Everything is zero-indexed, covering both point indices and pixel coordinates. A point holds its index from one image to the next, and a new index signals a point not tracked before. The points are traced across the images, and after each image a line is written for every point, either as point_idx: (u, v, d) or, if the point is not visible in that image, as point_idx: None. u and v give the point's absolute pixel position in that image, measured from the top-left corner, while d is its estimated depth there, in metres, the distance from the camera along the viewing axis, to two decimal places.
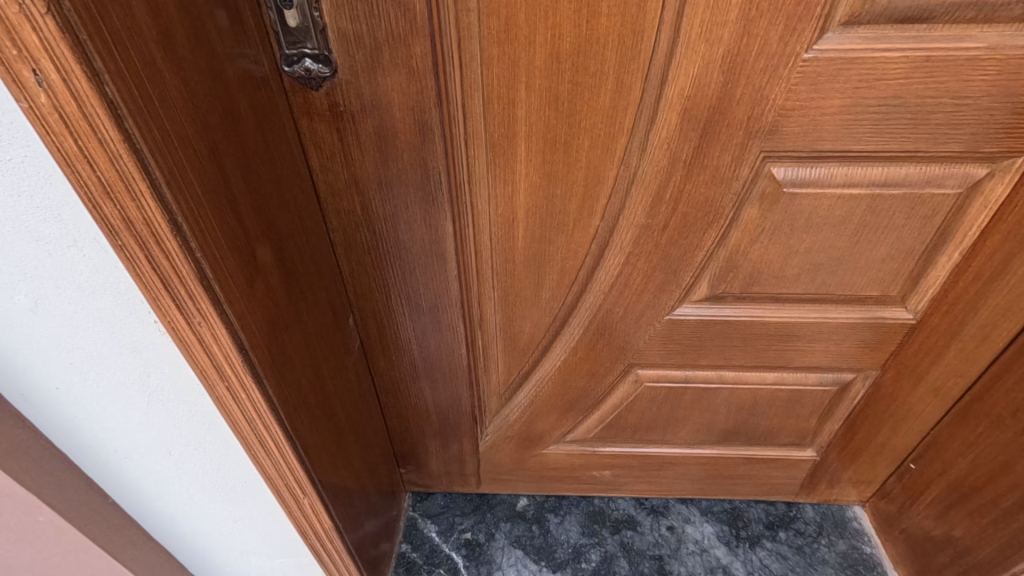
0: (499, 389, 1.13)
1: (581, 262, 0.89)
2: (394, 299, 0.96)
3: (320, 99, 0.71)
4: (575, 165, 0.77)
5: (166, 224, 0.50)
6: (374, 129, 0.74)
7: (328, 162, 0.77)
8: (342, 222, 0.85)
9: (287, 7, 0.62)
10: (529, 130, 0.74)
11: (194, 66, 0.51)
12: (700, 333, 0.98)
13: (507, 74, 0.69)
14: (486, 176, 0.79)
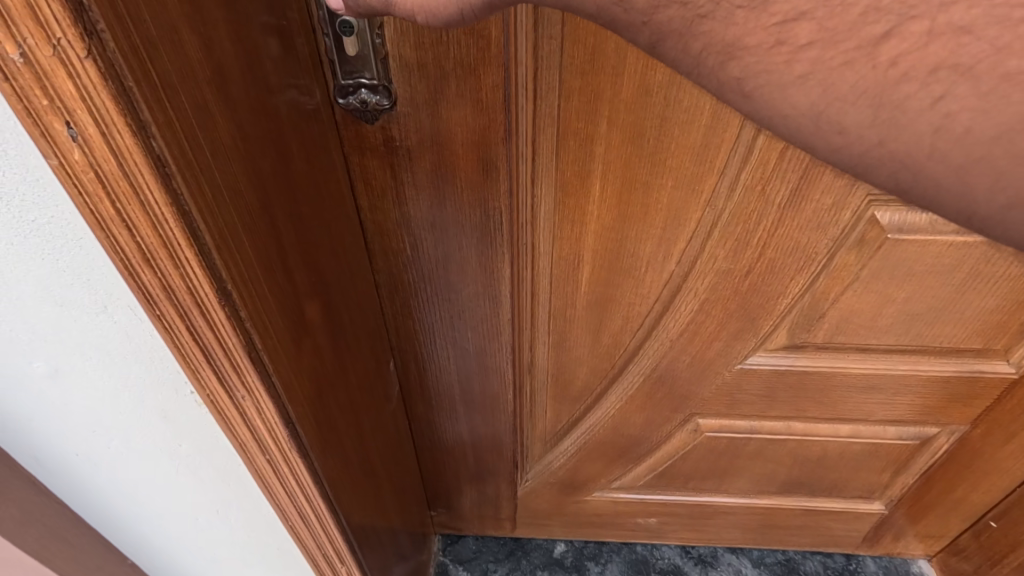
0: (545, 433, 1.05)
1: (648, 308, 0.81)
2: (438, 342, 0.87)
3: (373, 135, 0.63)
4: (652, 204, 0.69)
5: (213, 293, 0.42)
6: (431, 167, 0.66)
7: (377, 201, 0.70)
8: (388, 264, 0.77)
9: (349, 33, 0.54)
10: (604, 167, 0.66)
11: (245, 108, 0.44)
12: (773, 384, 0.90)
13: (588, 106, 0.61)
14: (550, 214, 0.71)
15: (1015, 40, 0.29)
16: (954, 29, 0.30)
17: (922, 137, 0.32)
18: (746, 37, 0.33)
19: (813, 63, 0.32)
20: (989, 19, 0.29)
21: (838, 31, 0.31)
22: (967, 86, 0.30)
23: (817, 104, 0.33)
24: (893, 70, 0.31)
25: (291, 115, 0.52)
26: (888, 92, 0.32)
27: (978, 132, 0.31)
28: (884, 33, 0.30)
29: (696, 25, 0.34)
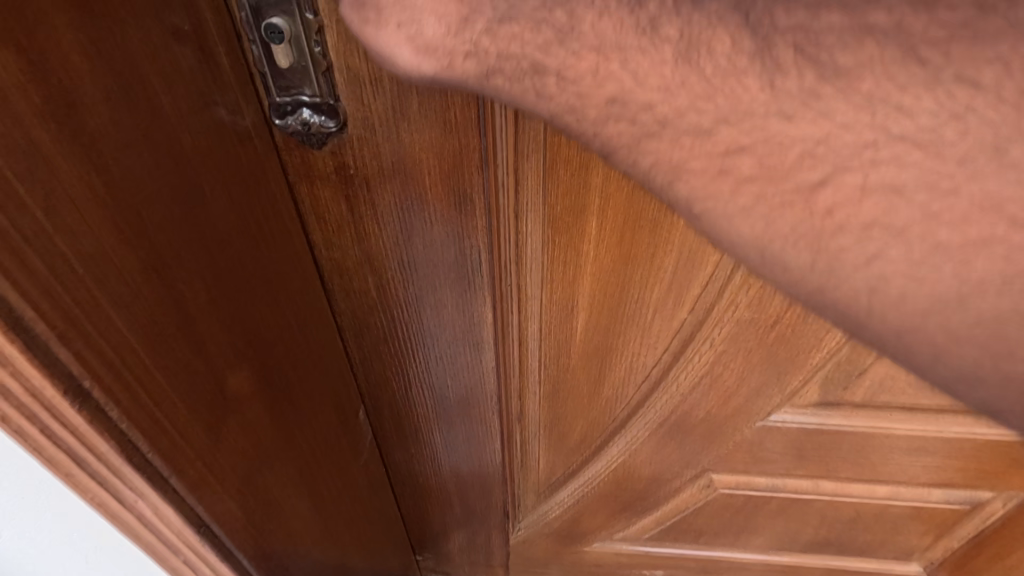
0: (539, 484, 0.93)
1: (655, 359, 0.69)
2: (416, 390, 0.75)
3: (325, 162, 0.51)
4: (630, 304, 0.63)
5: (58, 391, 0.32)
6: (394, 197, 0.53)
7: (336, 236, 0.57)
8: (353, 306, 0.65)
9: (278, 40, 0.42)
10: (586, 262, 0.60)
11: (114, 141, 0.32)
12: (801, 442, 0.77)
13: (572, 212, 0.56)
14: (540, 287, 0.63)
15: (942, 208, 0.31)
16: (887, 186, 0.32)
17: (867, 284, 0.34)
18: (691, 160, 0.35)
19: (757, 196, 0.34)
20: (923, 182, 0.31)
21: (776, 173, 0.34)
22: (899, 250, 0.33)
23: (762, 237, 0.35)
24: (828, 220, 0.33)
25: (204, 142, 0.40)
26: (824, 239, 0.34)
27: (913, 301, 0.33)
28: (820, 181, 0.33)
29: (645, 142, 0.36)
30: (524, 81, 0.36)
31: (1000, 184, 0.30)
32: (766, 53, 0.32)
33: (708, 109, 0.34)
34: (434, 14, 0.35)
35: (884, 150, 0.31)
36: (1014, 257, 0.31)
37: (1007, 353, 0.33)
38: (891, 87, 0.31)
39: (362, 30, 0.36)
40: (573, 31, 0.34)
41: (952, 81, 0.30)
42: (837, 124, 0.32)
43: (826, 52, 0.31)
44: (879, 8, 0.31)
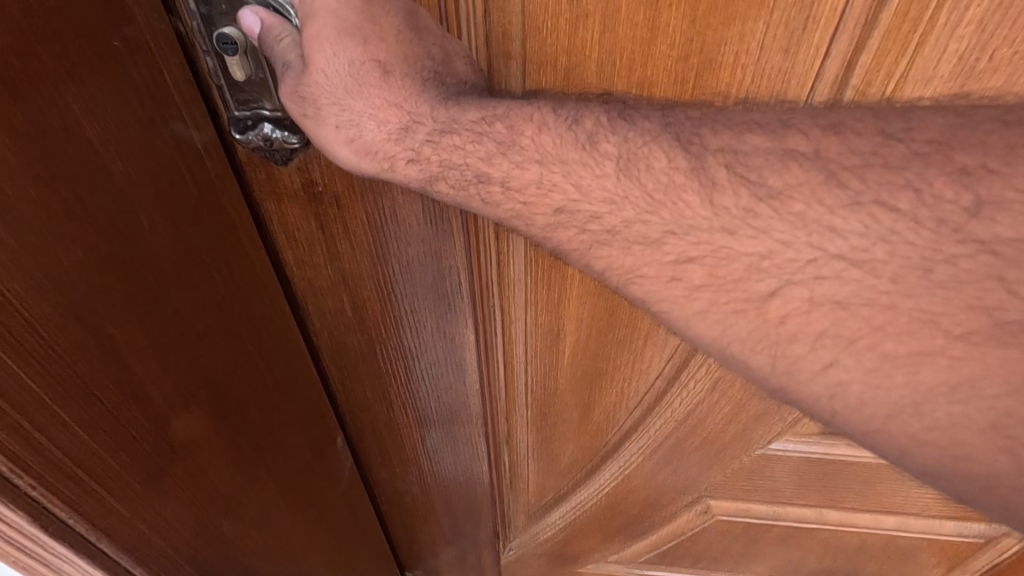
0: (530, 505, 0.74)
1: (636, 403, 0.55)
2: (412, 439, 0.61)
3: (289, 177, 0.35)
4: (603, 377, 0.53)
5: (91, 539, 0.25)
6: (365, 220, 0.38)
7: (304, 254, 0.40)
8: (338, 351, 0.50)
9: (232, 52, 0.28)
10: (558, 333, 0.49)
11: (128, 221, 0.25)
12: (804, 471, 0.62)
13: (540, 290, 0.45)
14: (528, 342, 0.50)
15: (889, 322, 0.24)
16: (830, 302, 0.24)
17: (816, 400, 0.25)
18: (643, 267, 0.27)
19: (712, 302, 0.26)
20: (859, 298, 0.24)
21: (724, 281, 0.26)
22: (851, 359, 0.24)
23: (719, 340, 0.27)
24: (783, 329, 0.25)
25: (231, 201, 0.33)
26: (778, 346, 0.25)
27: (877, 404, 0.24)
28: (769, 292, 0.25)
29: (595, 248, 0.27)
30: (471, 187, 0.28)
31: (937, 299, 0.23)
32: (701, 172, 0.26)
33: (653, 220, 0.26)
34: (375, 116, 0.28)
35: (825, 269, 0.24)
36: (968, 379, 0.23)
37: (976, 464, 0.24)
38: (822, 209, 0.24)
39: (305, 123, 0.28)
40: (514, 144, 0.27)
41: (874, 205, 0.24)
42: (776, 240, 0.25)
43: (757, 170, 0.25)
44: (792, 130, 0.25)
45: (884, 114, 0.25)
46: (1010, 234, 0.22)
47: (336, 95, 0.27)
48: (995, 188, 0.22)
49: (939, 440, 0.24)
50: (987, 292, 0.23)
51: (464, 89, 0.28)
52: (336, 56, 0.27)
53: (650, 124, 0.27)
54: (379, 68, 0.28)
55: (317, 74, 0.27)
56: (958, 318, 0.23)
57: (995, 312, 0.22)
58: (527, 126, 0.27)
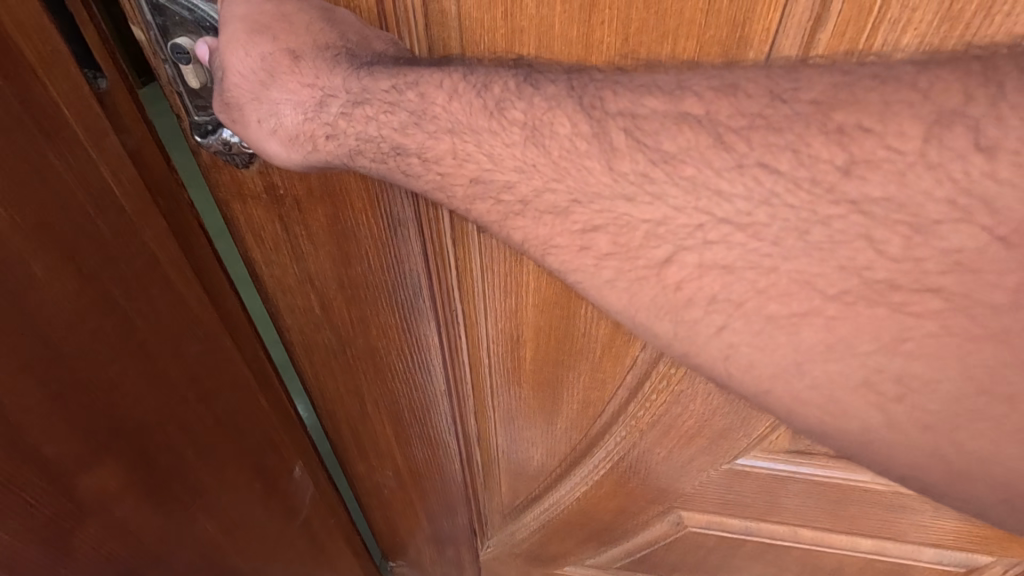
0: (504, 506, 0.51)
1: (606, 403, 0.36)
2: (392, 446, 0.47)
3: (253, 181, 0.29)
4: (571, 379, 0.35)
5: None
6: (327, 223, 0.30)
7: (272, 254, 0.32)
8: (309, 353, 0.40)
9: (186, 62, 0.24)
10: (519, 336, 0.33)
11: (22, 280, 0.21)
12: (777, 488, 0.39)
13: (503, 290, 0.31)
14: (496, 346, 0.35)
15: (773, 285, 0.17)
16: (716, 266, 0.17)
17: (711, 370, 0.19)
18: (555, 237, 0.19)
19: (613, 273, 0.19)
20: (749, 260, 0.17)
21: (626, 252, 0.18)
22: (751, 331, 0.17)
23: (627, 313, 0.19)
24: (679, 298, 0.18)
25: (184, 224, 0.28)
26: (674, 313, 0.18)
27: (780, 391, 0.18)
28: (664, 260, 0.18)
29: (502, 224, 0.20)
30: (389, 163, 0.20)
31: (825, 264, 0.16)
32: (597, 138, 0.18)
33: (559, 190, 0.19)
34: (296, 101, 0.21)
35: (712, 235, 0.17)
36: (842, 339, 0.16)
37: (851, 420, 0.17)
38: (709, 173, 0.17)
39: (234, 128, 0.22)
40: (426, 114, 0.19)
41: (757, 163, 0.16)
42: (669, 207, 0.17)
43: (649, 134, 0.17)
44: (688, 91, 0.17)
45: (778, 70, 0.17)
46: (879, 193, 0.15)
47: (253, 91, 0.21)
48: (867, 148, 0.15)
49: (818, 398, 0.18)
50: (858, 251, 0.16)
51: (378, 59, 0.20)
52: (247, 56, 0.21)
53: (555, 90, 0.18)
54: (293, 56, 0.21)
55: (233, 76, 0.21)
56: (829, 276, 0.16)
57: (864, 272, 0.16)
58: (428, 92, 0.19)
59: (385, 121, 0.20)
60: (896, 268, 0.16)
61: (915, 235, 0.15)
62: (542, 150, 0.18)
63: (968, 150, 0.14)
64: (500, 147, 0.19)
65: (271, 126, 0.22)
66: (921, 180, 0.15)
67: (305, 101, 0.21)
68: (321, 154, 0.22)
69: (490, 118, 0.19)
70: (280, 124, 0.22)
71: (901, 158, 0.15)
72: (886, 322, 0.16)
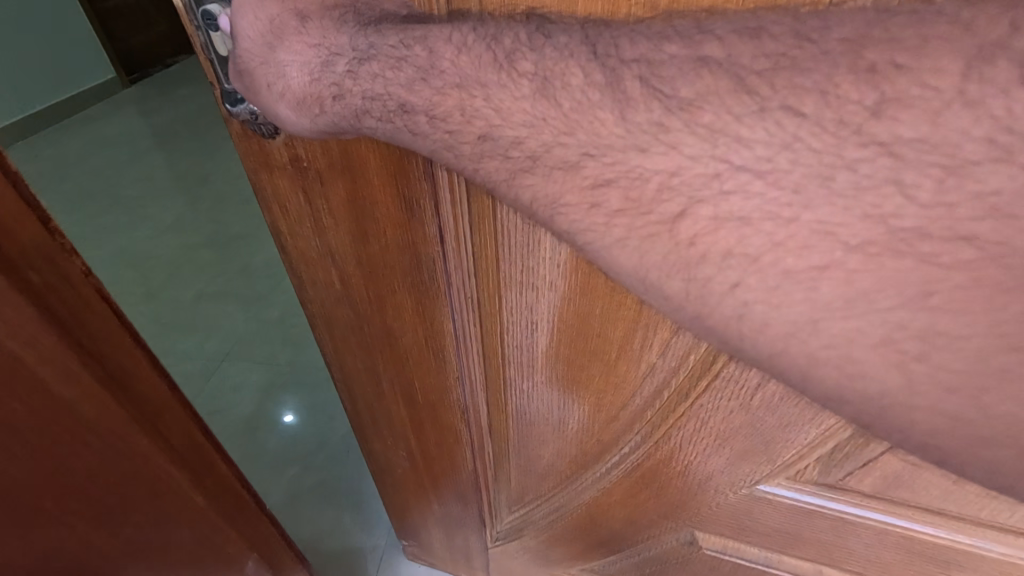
0: (511, 500, 0.50)
1: (621, 404, 0.35)
2: (406, 429, 0.47)
3: (279, 153, 0.29)
4: (584, 377, 0.34)
5: None
6: (347, 196, 0.30)
7: (296, 226, 0.33)
8: (329, 324, 0.40)
9: (215, 29, 0.23)
10: (537, 328, 0.32)
11: None
12: (802, 520, 0.36)
13: (522, 282, 0.30)
14: (512, 337, 0.34)
15: (791, 238, 0.16)
16: (732, 220, 0.17)
17: (726, 333, 0.18)
18: (566, 194, 0.19)
19: (626, 230, 0.18)
20: (769, 213, 0.16)
21: (641, 206, 0.18)
22: (768, 290, 0.17)
23: (642, 276, 0.19)
24: (694, 256, 0.17)
25: (80, 299, 0.28)
26: (688, 271, 0.18)
27: (796, 351, 0.17)
28: (678, 214, 0.17)
29: (512, 182, 0.19)
30: (395, 122, 0.20)
31: (847, 214, 0.15)
32: (611, 86, 0.17)
33: (571, 143, 0.18)
34: (302, 63, 0.21)
35: (729, 184, 0.16)
36: (864, 292, 0.16)
37: (869, 382, 0.17)
38: (729, 119, 0.16)
39: (249, 95, 0.22)
40: (434, 69, 0.19)
41: (781, 109, 0.15)
42: (685, 157, 0.17)
43: (666, 79, 0.16)
44: (708, 36, 0.17)
45: (806, 13, 0.16)
46: (912, 134, 0.14)
47: (261, 54, 0.21)
48: (901, 86, 0.14)
49: (835, 357, 0.17)
50: (884, 197, 0.15)
51: (384, 18, 0.20)
52: (256, 19, 0.21)
53: (569, 40, 0.18)
54: (300, 17, 0.20)
55: (244, 40, 0.21)
56: (851, 225, 0.15)
57: (891, 220, 0.15)
58: (437, 46, 0.18)
59: (389, 79, 0.19)
60: (925, 215, 0.15)
61: (949, 178, 0.14)
62: (552, 102, 0.18)
63: (1012, 85, 0.13)
64: (510, 100, 0.18)
65: (283, 90, 0.21)
66: (958, 119, 0.14)
67: (309, 63, 0.21)
68: (326, 115, 0.21)
69: (500, 70, 0.18)
70: (283, 83, 0.21)
71: (936, 95, 0.14)
72: (914, 275, 0.15)
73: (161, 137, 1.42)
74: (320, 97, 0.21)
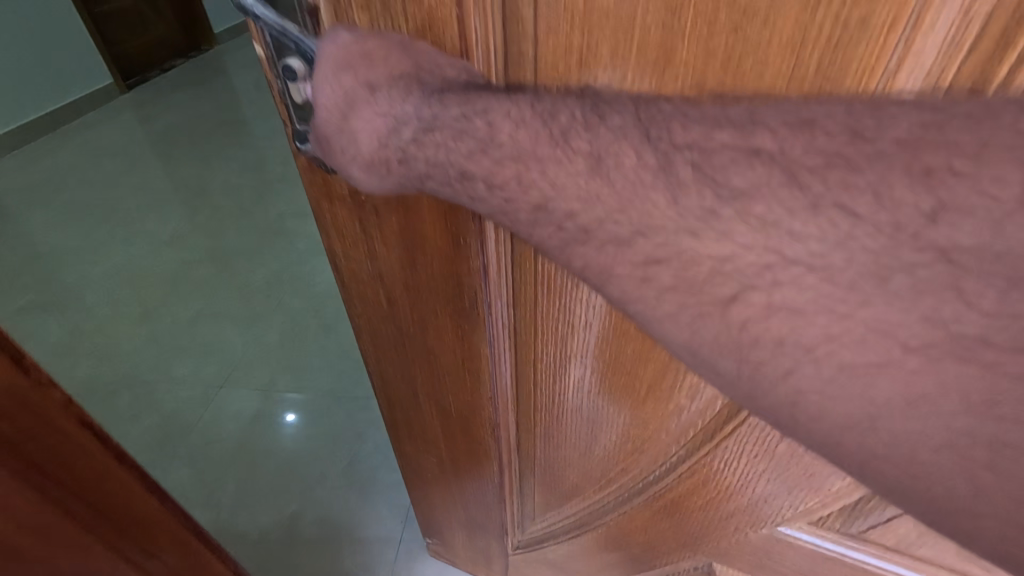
0: (533, 513, 0.51)
1: (647, 438, 0.35)
2: (438, 435, 0.47)
3: (339, 185, 0.30)
4: (614, 412, 0.35)
5: None
6: (399, 229, 0.31)
7: (350, 249, 0.34)
8: (374, 338, 0.40)
9: (292, 80, 0.23)
10: (574, 365, 0.34)
11: None
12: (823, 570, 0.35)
13: (560, 320, 0.31)
14: (550, 371, 0.35)
15: (849, 335, 0.16)
16: (785, 309, 0.17)
17: (776, 412, 0.18)
18: (617, 266, 0.19)
19: (676, 308, 0.18)
20: (826, 305, 0.16)
21: (692, 287, 0.18)
22: (825, 381, 0.17)
23: (692, 350, 0.19)
24: (747, 339, 0.17)
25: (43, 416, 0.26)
26: (739, 352, 0.18)
27: (855, 444, 0.17)
28: (730, 298, 0.17)
29: (562, 253, 0.20)
30: (455, 187, 0.21)
31: (910, 315, 0.15)
32: (663, 171, 0.17)
33: (623, 224, 0.18)
34: (371, 130, 0.22)
35: (782, 275, 0.16)
36: (927, 396, 0.15)
37: (936, 485, 0.16)
38: (782, 212, 0.16)
39: (324, 155, 0.24)
40: (494, 142, 0.20)
41: (835, 206, 0.16)
42: (737, 246, 0.17)
43: (719, 170, 0.17)
44: (761, 127, 0.17)
45: (861, 105, 0.16)
46: (971, 242, 0.14)
47: (336, 122, 0.23)
48: (958, 193, 0.14)
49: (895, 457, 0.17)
50: (944, 300, 0.15)
51: (448, 86, 0.21)
52: (331, 92, 0.22)
53: (623, 121, 0.18)
54: (370, 88, 0.22)
55: (320, 111, 0.23)
56: (909, 327, 0.15)
57: (953, 325, 0.15)
58: (496, 120, 0.20)
59: (450, 150, 0.21)
60: (990, 323, 0.14)
61: (1013, 289, 0.14)
62: (604, 182, 0.18)
63: None
64: (566, 177, 0.19)
65: (354, 153, 0.23)
66: (1019, 230, 0.14)
67: (379, 131, 0.22)
68: (390, 174, 0.23)
69: (555, 145, 0.19)
70: (355, 150, 0.23)
71: (996, 205, 0.14)
72: (980, 383, 0.15)
73: (158, 148, 1.52)
74: (387, 160, 0.23)
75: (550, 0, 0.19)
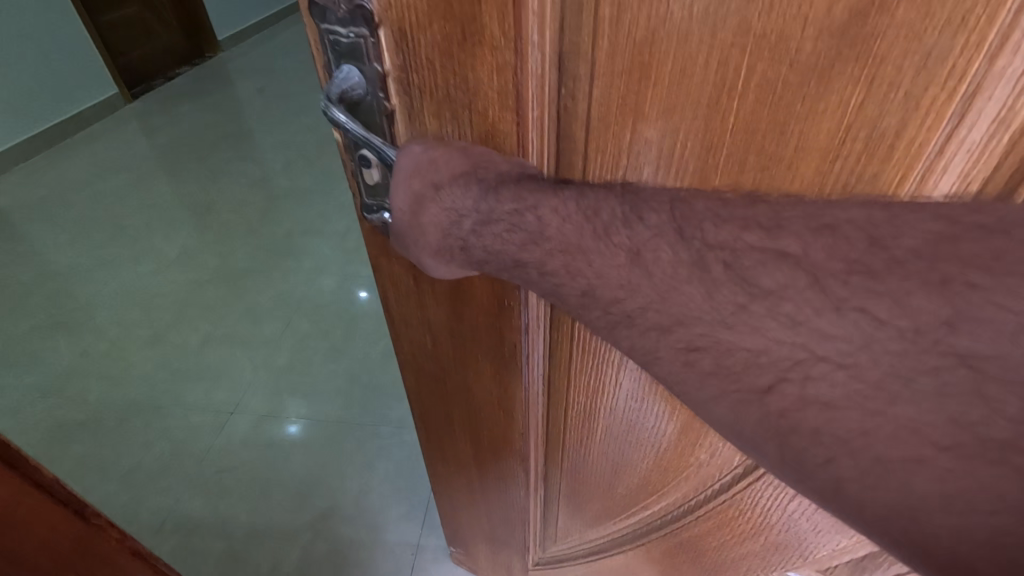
0: (556, 533, 0.53)
1: (666, 480, 0.37)
2: (470, 458, 0.48)
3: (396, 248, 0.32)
4: (639, 460, 0.37)
5: None
6: (448, 288, 0.32)
7: (402, 301, 0.36)
8: (418, 372, 0.42)
9: (368, 166, 0.27)
10: (606, 419, 0.35)
11: None
12: None
13: (593, 374, 0.33)
14: (583, 421, 0.37)
15: (884, 430, 0.17)
16: (820, 402, 0.18)
17: (817, 495, 0.19)
18: (657, 349, 0.20)
19: (715, 393, 0.20)
20: (858, 400, 0.17)
21: (728, 374, 0.19)
22: (861, 472, 0.17)
23: (733, 429, 0.20)
24: (784, 426, 0.18)
25: None
26: (777, 436, 0.19)
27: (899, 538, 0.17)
28: (766, 388, 0.18)
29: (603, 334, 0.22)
30: (510, 272, 0.24)
31: (938, 412, 0.16)
32: (697, 268, 0.19)
33: (662, 316, 0.20)
34: (439, 224, 0.25)
35: (814, 371, 0.18)
36: (961, 493, 0.16)
37: None
38: (811, 313, 0.18)
39: (399, 243, 0.28)
40: (542, 235, 0.22)
41: (857, 309, 0.17)
42: (770, 340, 0.18)
43: (750, 271, 0.18)
44: (787, 231, 0.18)
45: (879, 213, 0.18)
46: (990, 350, 0.16)
47: (408, 219, 0.26)
48: (972, 303, 0.16)
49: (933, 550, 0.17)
50: (971, 403, 0.16)
51: (502, 180, 0.23)
52: (404, 195, 0.25)
53: (659, 218, 0.20)
54: (435, 187, 0.24)
55: (395, 209, 0.26)
56: (940, 428, 0.16)
57: (980, 428, 0.16)
58: (545, 215, 0.22)
59: (501, 241, 0.23)
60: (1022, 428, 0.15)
61: None
62: (642, 273, 0.20)
63: None
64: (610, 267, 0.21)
65: (424, 241, 0.26)
66: None
67: (445, 223, 0.25)
68: (453, 256, 0.26)
69: (596, 237, 0.21)
70: (421, 240, 0.26)
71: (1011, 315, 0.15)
72: (1010, 483, 0.15)
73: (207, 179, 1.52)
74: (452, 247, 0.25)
75: (602, 116, 0.22)
